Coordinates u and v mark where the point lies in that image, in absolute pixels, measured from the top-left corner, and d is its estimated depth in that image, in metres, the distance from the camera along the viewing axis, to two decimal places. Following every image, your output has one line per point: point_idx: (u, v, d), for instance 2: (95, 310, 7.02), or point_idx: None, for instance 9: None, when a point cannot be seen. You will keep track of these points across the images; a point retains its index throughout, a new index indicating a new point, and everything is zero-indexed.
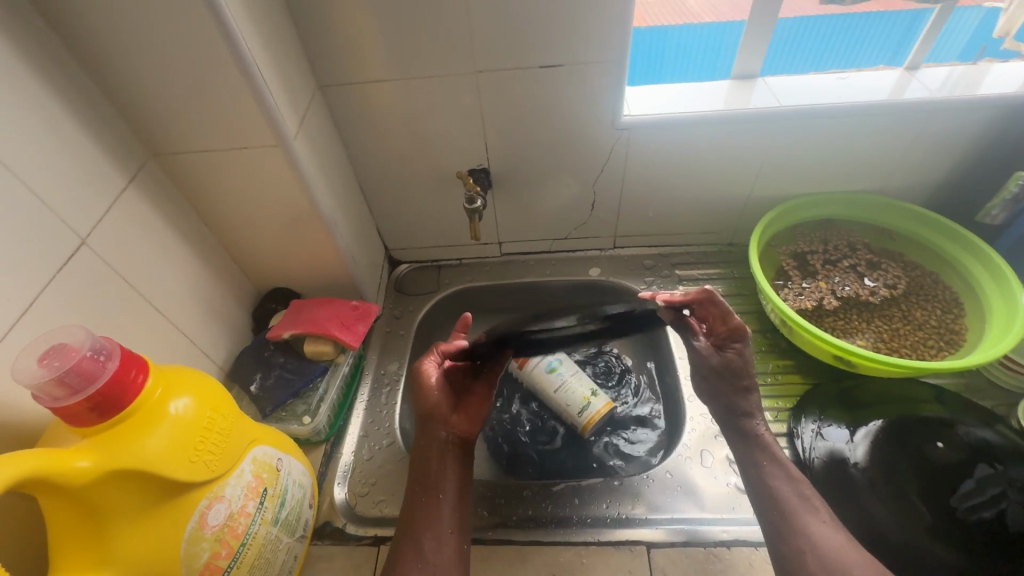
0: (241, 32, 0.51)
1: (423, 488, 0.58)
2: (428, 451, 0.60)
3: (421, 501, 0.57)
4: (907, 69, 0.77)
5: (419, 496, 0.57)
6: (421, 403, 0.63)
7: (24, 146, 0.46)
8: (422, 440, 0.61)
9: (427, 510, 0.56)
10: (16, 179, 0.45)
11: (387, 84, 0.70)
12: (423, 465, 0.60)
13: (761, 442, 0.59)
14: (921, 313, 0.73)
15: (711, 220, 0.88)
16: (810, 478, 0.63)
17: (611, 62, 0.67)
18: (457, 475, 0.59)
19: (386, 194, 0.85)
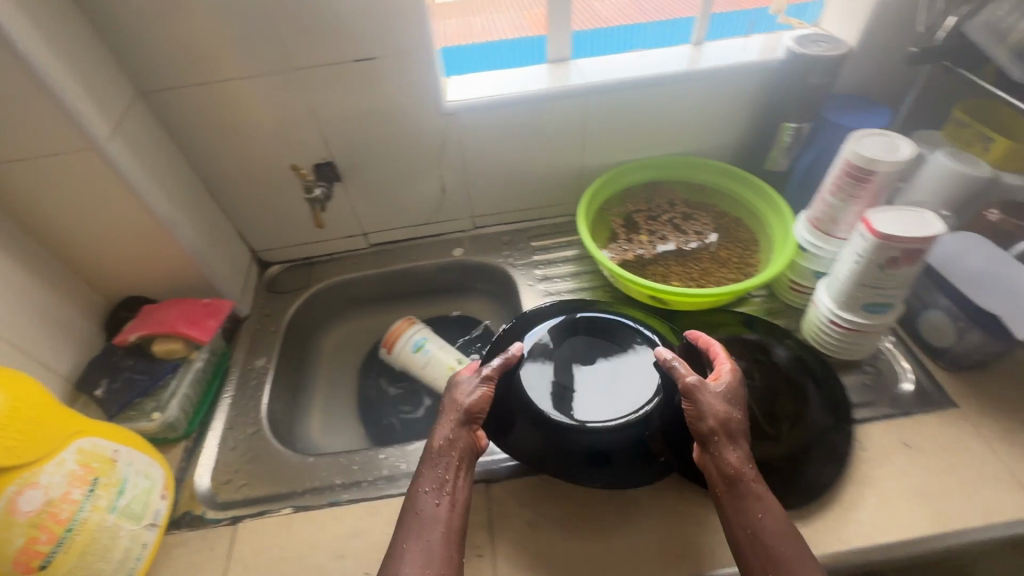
0: (23, 38, 0.54)
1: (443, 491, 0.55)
2: (448, 445, 0.58)
3: (424, 499, 0.55)
4: (695, 44, 0.87)
5: (423, 489, 0.56)
6: (453, 399, 0.62)
7: None
8: (440, 431, 0.60)
9: (429, 509, 0.54)
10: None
11: (210, 86, 0.73)
12: (443, 466, 0.57)
13: (746, 487, 0.54)
14: (725, 253, 0.84)
15: (555, 193, 0.97)
16: None
17: (419, 51, 0.74)
18: (467, 484, 0.57)
19: (239, 196, 0.87)
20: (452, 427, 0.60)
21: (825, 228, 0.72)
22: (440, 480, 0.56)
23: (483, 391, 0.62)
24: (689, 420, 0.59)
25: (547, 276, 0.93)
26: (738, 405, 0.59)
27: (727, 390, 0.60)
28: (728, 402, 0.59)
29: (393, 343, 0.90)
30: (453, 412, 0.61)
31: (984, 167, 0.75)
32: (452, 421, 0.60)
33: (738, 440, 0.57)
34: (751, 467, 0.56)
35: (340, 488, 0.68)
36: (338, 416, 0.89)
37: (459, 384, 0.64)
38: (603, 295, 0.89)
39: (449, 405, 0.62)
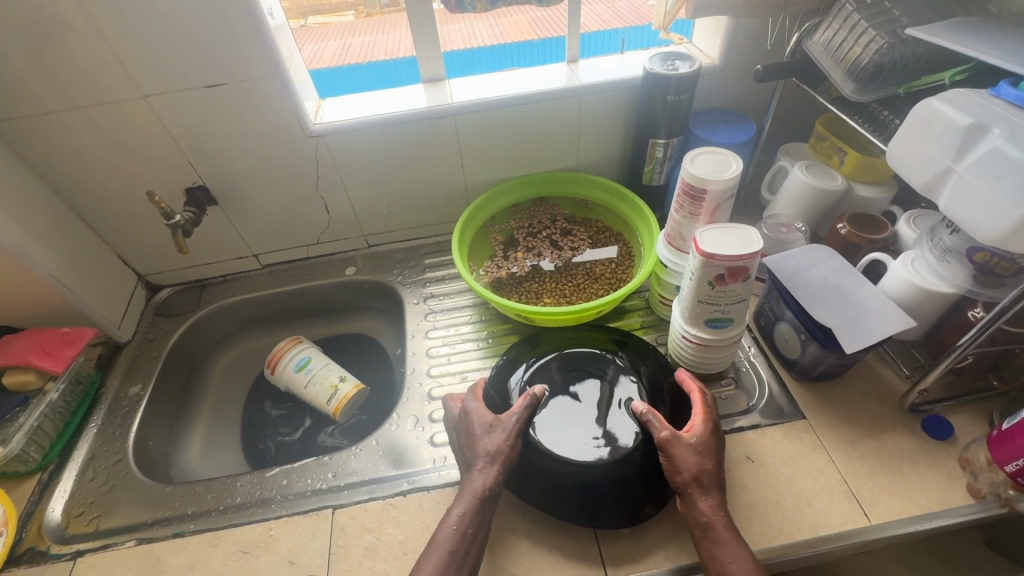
0: None
1: (462, 543, 0.57)
2: (480, 492, 0.59)
3: (450, 538, 0.57)
4: (569, 63, 0.89)
5: (452, 530, 0.57)
6: (486, 443, 0.62)
7: None
8: (477, 475, 0.60)
9: (458, 550, 0.56)
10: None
11: (59, 114, 0.73)
12: (475, 514, 0.58)
13: (718, 534, 0.55)
14: (599, 268, 0.85)
15: (443, 210, 0.97)
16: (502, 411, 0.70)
17: (271, 76, 0.74)
18: (482, 534, 0.58)
19: (113, 221, 0.86)
20: (490, 473, 0.60)
21: (678, 245, 0.72)
22: (468, 524, 0.57)
23: (513, 440, 0.62)
24: (667, 469, 0.60)
25: (432, 293, 0.93)
26: (713, 456, 0.60)
27: (702, 440, 0.60)
28: (702, 453, 0.59)
29: (277, 364, 0.89)
30: (485, 458, 0.61)
31: (837, 180, 0.77)
32: (492, 467, 0.60)
33: (711, 490, 0.58)
34: (725, 514, 0.57)
35: (189, 518, 0.67)
36: (220, 441, 0.88)
37: (491, 426, 0.64)
38: (485, 312, 0.89)
39: (488, 448, 0.62)
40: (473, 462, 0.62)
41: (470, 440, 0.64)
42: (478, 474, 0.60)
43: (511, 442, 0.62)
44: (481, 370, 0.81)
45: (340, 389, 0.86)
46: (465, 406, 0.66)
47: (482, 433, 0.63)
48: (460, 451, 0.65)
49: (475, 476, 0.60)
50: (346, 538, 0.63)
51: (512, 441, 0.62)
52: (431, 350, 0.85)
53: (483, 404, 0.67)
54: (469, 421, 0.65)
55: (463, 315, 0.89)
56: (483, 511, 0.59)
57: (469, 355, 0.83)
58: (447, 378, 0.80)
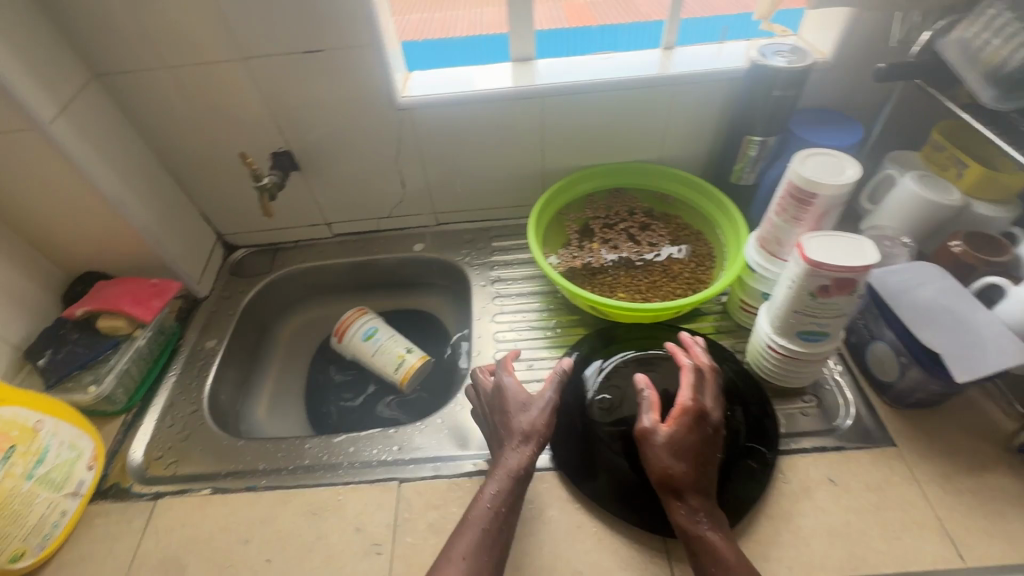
0: None
1: (494, 520, 0.56)
2: (515, 470, 0.59)
3: (481, 518, 0.56)
4: (665, 49, 0.85)
5: (483, 509, 0.57)
6: (526, 422, 0.62)
7: None
8: (513, 453, 0.60)
9: (492, 528, 0.55)
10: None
11: (166, 72, 0.74)
12: (507, 489, 0.58)
13: (692, 543, 0.54)
14: (678, 267, 0.82)
15: (516, 193, 0.96)
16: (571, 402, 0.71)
17: (368, 45, 0.73)
18: (513, 512, 0.57)
19: (200, 179, 0.89)
20: (523, 453, 0.60)
21: (772, 250, 0.68)
22: (501, 502, 0.57)
23: (550, 419, 0.62)
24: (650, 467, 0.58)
25: (500, 277, 0.92)
26: (688, 458, 0.57)
27: (681, 440, 0.57)
28: (677, 454, 0.57)
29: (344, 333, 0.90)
30: (520, 436, 0.61)
31: (953, 194, 0.71)
32: (528, 445, 0.60)
33: (691, 494, 0.56)
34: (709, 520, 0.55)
35: (259, 473, 0.69)
36: (285, 401, 0.91)
37: (528, 404, 0.63)
38: (552, 301, 0.88)
39: (523, 426, 0.61)
40: (508, 438, 0.61)
41: (504, 415, 0.63)
42: (513, 453, 0.60)
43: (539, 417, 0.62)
44: (548, 360, 0.80)
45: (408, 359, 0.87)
46: (500, 381, 0.66)
47: (516, 410, 0.63)
48: (495, 425, 0.65)
49: (506, 456, 0.60)
50: (413, 512, 0.64)
51: (541, 420, 0.61)
52: (497, 335, 0.84)
53: (517, 378, 0.66)
54: (505, 397, 0.64)
55: (530, 302, 0.88)
56: (513, 486, 0.58)
57: (536, 343, 0.82)
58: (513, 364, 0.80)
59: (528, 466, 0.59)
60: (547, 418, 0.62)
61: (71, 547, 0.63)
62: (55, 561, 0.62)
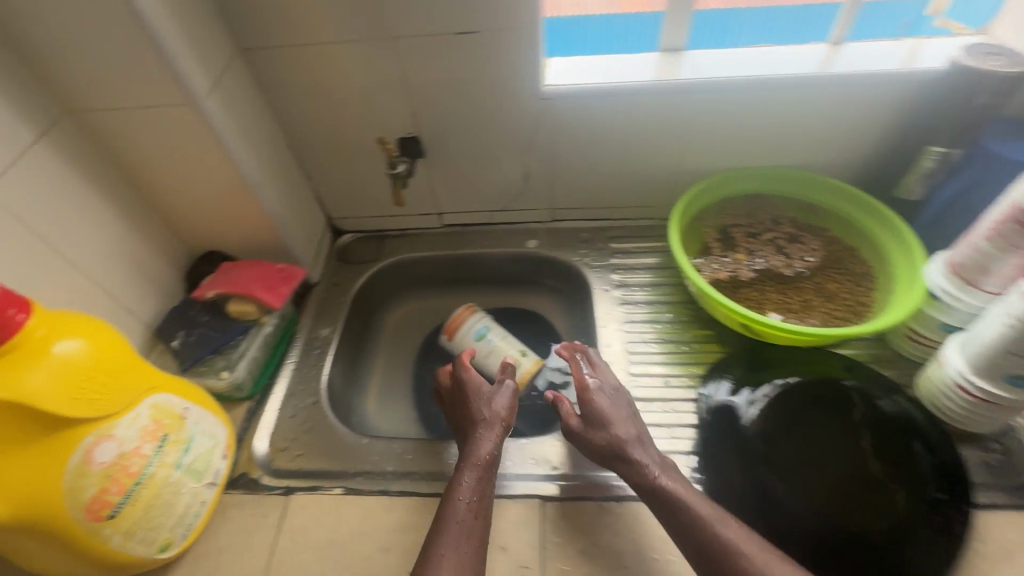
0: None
1: (469, 503, 0.55)
2: (487, 455, 0.59)
3: (463, 506, 0.55)
4: (833, 44, 0.76)
5: (459, 497, 0.56)
6: (493, 410, 0.64)
7: None
8: (480, 441, 0.61)
9: (466, 517, 0.54)
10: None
11: (309, 49, 0.71)
12: (472, 475, 0.58)
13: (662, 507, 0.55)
14: (833, 285, 0.75)
15: (642, 192, 0.90)
16: (719, 428, 0.68)
17: (525, 28, 0.68)
18: (487, 497, 0.57)
19: (320, 160, 0.86)
20: (492, 438, 0.61)
21: (968, 278, 0.61)
22: (474, 489, 0.56)
23: (514, 404, 0.65)
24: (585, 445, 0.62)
25: (624, 282, 0.87)
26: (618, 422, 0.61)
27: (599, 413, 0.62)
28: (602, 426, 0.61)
29: (457, 331, 0.87)
30: (484, 423, 0.63)
31: None
32: (493, 431, 0.62)
33: (631, 450, 0.59)
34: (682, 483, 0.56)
35: (388, 475, 0.66)
36: (393, 395, 0.88)
37: (489, 394, 0.66)
38: (684, 312, 0.82)
39: (486, 413, 0.64)
40: (473, 426, 0.63)
41: (467, 406, 0.65)
42: (483, 440, 0.61)
43: (495, 401, 0.65)
44: (685, 378, 0.74)
45: (524, 364, 0.82)
46: (460, 375, 0.69)
47: (477, 399, 0.66)
48: (458, 417, 0.67)
49: (476, 443, 0.61)
50: (560, 535, 0.61)
51: (507, 404, 0.64)
52: (626, 345, 0.79)
53: (475, 370, 0.70)
54: (468, 389, 0.67)
55: (659, 311, 0.83)
56: (485, 470, 0.58)
57: (669, 358, 0.77)
58: (646, 379, 0.75)
59: (490, 449, 0.60)
60: (507, 402, 0.65)
61: (208, 538, 0.62)
62: (194, 552, 0.61)
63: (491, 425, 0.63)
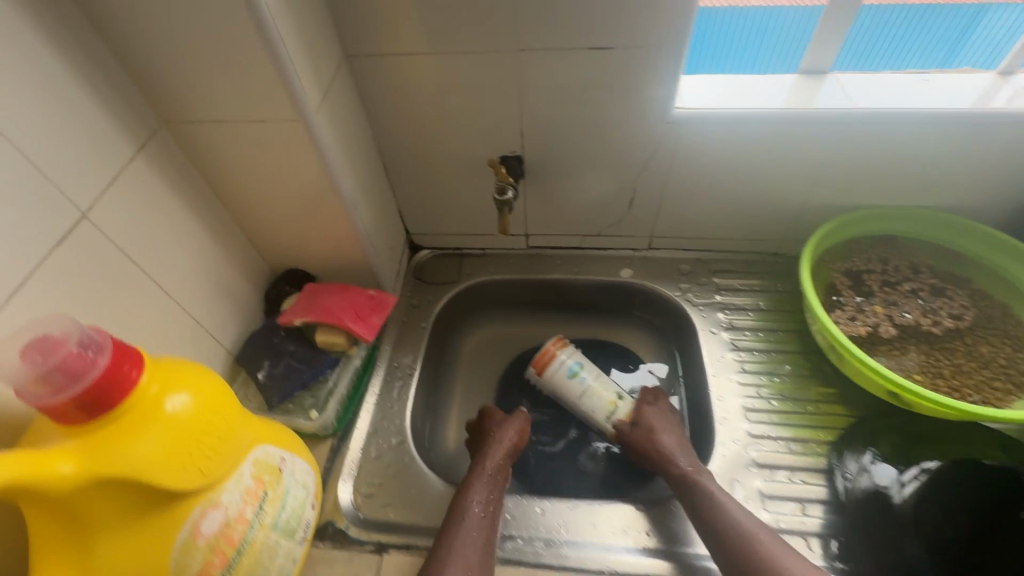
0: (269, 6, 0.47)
1: (476, 507, 0.61)
2: (492, 468, 0.66)
3: (472, 511, 0.61)
4: (1002, 73, 0.67)
5: (466, 500, 0.62)
6: (501, 432, 0.70)
7: (31, 115, 0.42)
8: (488, 456, 0.67)
9: (473, 516, 0.60)
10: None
11: (419, 58, 0.64)
12: (479, 484, 0.64)
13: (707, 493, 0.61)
14: (988, 349, 0.67)
15: (754, 225, 0.82)
16: (865, 512, 0.61)
17: (665, 46, 0.60)
18: (493, 504, 0.62)
19: (410, 174, 0.79)
20: (500, 452, 0.68)
21: None
22: (482, 496, 0.62)
23: (523, 427, 0.71)
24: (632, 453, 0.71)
25: (733, 324, 0.80)
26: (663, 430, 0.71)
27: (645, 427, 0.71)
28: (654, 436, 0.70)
29: (545, 368, 0.78)
30: (492, 441, 0.69)
31: None
32: (502, 450, 0.68)
33: (675, 453, 0.67)
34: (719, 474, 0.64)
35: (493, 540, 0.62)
36: None
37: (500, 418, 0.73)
38: (804, 364, 0.75)
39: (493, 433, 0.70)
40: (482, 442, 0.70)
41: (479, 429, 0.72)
42: (489, 456, 0.67)
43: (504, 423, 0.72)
44: (812, 442, 0.67)
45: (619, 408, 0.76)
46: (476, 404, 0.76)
47: (488, 422, 0.72)
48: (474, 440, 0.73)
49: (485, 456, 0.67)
50: None
51: (513, 425, 0.70)
52: (741, 398, 0.72)
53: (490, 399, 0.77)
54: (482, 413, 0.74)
55: (775, 360, 0.75)
56: (493, 479, 0.65)
57: (792, 417, 0.70)
58: (767, 441, 0.68)
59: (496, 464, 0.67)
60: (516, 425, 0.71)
61: None
62: None
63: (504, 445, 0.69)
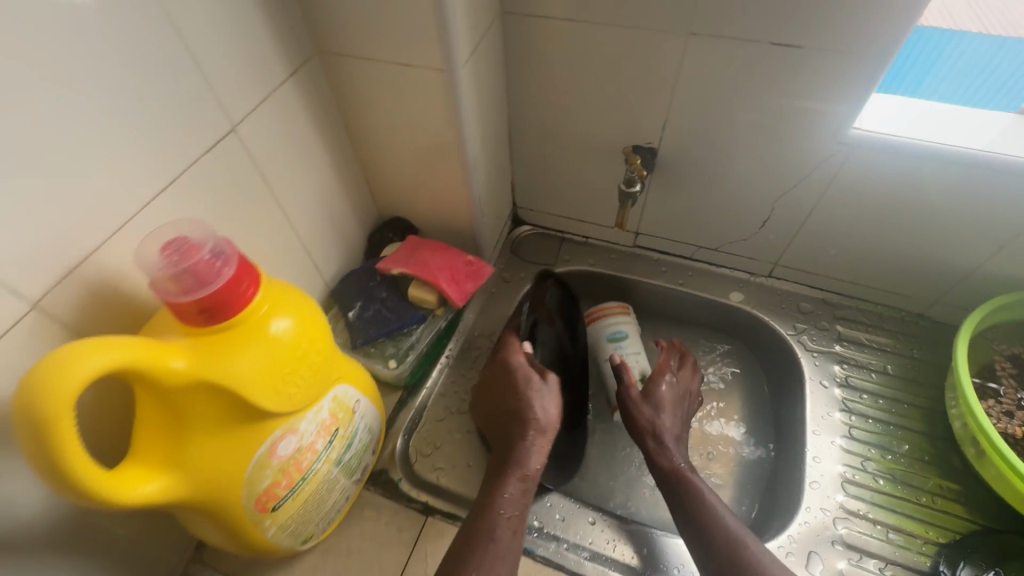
0: None
1: (515, 516, 0.51)
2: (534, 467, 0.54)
3: (507, 518, 0.50)
4: None
5: (505, 509, 0.51)
6: (544, 413, 0.56)
7: (215, 24, 0.44)
8: (533, 451, 0.54)
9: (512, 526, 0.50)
10: (164, 18, 0.40)
11: (576, 26, 0.60)
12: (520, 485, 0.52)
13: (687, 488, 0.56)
14: None
15: (902, 277, 0.71)
16: None
17: (862, 53, 0.53)
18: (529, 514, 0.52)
19: (532, 145, 0.77)
20: (544, 450, 0.55)
21: None
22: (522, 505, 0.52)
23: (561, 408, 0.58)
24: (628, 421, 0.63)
25: (849, 381, 0.71)
26: (669, 410, 0.62)
27: (658, 399, 0.63)
28: (661, 410, 0.62)
29: (597, 314, 0.75)
30: (537, 428, 0.55)
31: None
32: (544, 442, 0.55)
33: (669, 442, 0.60)
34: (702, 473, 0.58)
35: (538, 534, 0.59)
36: None
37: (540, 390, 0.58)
38: (925, 447, 0.65)
39: (538, 417, 0.56)
40: (521, 427, 0.56)
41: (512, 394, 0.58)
42: (534, 451, 0.54)
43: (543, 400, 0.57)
44: (917, 538, 0.59)
45: None
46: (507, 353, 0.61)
47: (524, 387, 0.58)
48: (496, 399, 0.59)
49: (528, 446, 0.54)
50: None
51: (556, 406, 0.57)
52: (840, 465, 0.64)
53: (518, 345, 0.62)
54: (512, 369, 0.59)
55: (892, 435, 0.66)
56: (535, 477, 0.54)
57: (898, 503, 0.61)
58: (862, 521, 0.60)
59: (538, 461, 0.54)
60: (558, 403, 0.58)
61: (343, 534, 0.58)
62: (328, 548, 0.58)
63: (547, 419, 0.56)
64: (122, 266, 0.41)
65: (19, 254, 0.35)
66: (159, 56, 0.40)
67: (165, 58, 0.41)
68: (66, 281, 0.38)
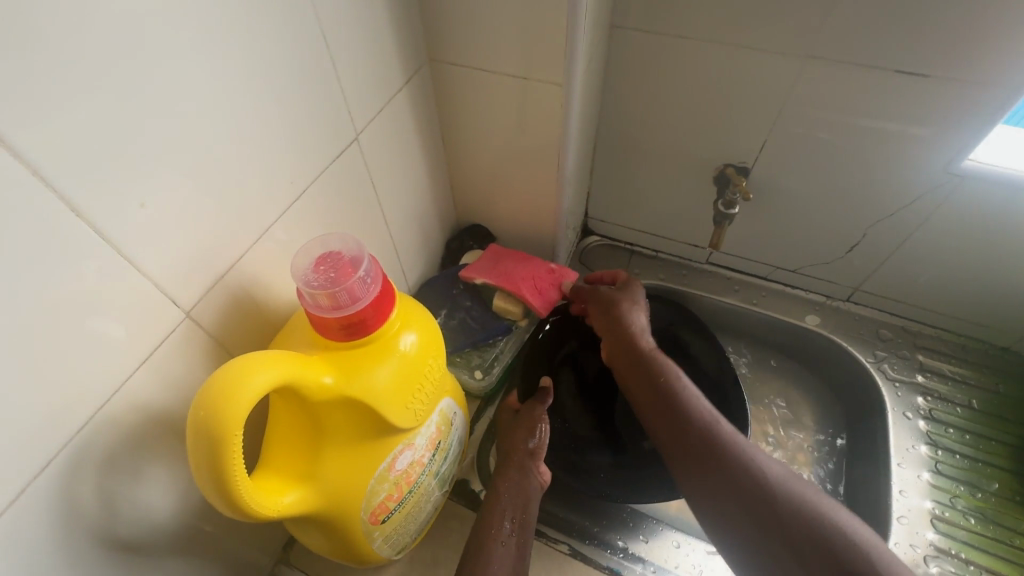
0: None
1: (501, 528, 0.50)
2: (516, 486, 0.54)
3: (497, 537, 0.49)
4: None
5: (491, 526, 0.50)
6: (522, 439, 0.57)
7: (353, 33, 0.43)
8: (510, 473, 0.54)
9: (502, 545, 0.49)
10: (315, 28, 0.39)
11: (686, 42, 0.59)
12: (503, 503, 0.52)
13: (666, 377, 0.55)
14: None
15: (993, 309, 0.70)
16: None
17: (992, 86, 0.51)
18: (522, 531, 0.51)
19: (615, 157, 0.76)
20: (530, 474, 0.55)
21: None
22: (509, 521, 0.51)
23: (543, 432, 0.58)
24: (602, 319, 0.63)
25: (934, 415, 0.69)
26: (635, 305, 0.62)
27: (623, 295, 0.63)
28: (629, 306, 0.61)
29: None
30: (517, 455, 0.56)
31: None
32: (526, 467, 0.55)
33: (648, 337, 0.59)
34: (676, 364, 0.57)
35: (623, 555, 0.60)
36: None
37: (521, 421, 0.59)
38: (1015, 486, 0.65)
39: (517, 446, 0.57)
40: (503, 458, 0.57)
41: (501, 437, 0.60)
42: (512, 473, 0.54)
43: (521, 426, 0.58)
44: None
45: None
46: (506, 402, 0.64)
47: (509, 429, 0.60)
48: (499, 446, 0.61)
49: (507, 469, 0.55)
50: None
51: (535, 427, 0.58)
52: (928, 501, 0.63)
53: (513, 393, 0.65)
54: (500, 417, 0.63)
55: (981, 473, 0.66)
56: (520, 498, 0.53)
57: (990, 543, 0.61)
58: (954, 560, 0.60)
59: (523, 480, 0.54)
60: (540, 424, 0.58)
61: (428, 542, 0.59)
62: (414, 557, 0.58)
63: (529, 445, 0.57)
64: (257, 275, 0.42)
65: (181, 262, 0.35)
66: (307, 65, 0.40)
67: (311, 67, 0.41)
68: (214, 290, 0.38)
